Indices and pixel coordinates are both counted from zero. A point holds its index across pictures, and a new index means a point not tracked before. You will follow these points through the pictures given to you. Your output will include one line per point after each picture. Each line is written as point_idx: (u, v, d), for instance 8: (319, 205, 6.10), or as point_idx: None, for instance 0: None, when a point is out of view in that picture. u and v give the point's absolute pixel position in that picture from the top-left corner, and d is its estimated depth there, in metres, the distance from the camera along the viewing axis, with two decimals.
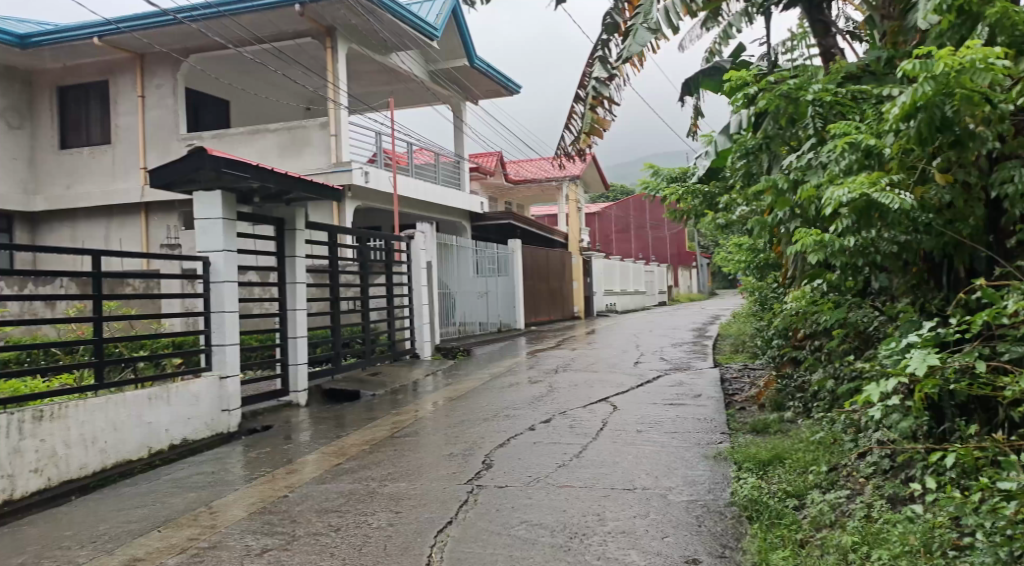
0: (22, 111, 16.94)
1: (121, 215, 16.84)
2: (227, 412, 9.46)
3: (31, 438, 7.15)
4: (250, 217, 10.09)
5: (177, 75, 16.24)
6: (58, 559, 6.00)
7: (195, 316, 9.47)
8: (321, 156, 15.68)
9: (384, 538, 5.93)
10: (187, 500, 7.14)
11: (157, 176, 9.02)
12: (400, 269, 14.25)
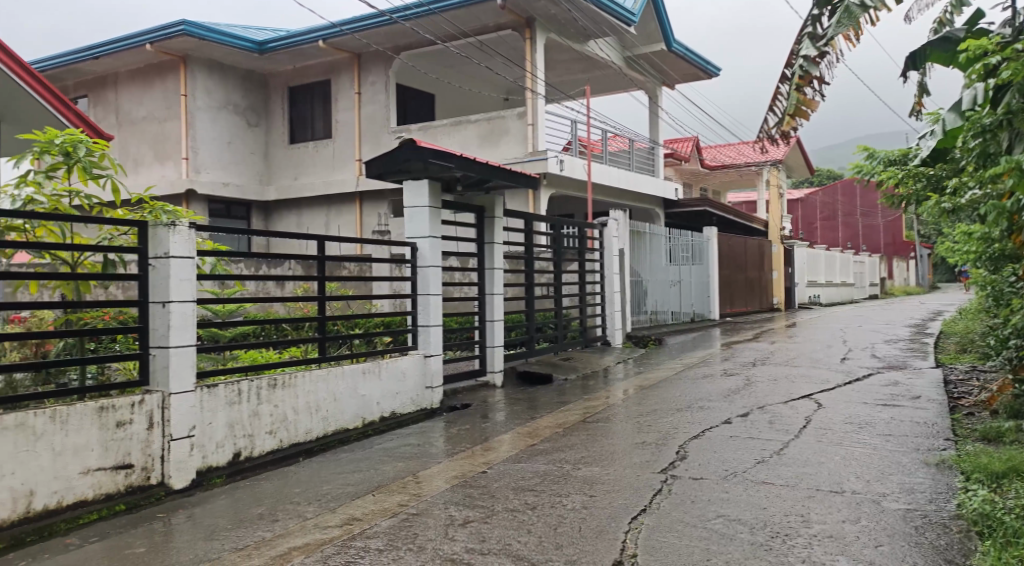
0: (258, 110, 18.58)
1: (337, 202, 18.03)
2: (430, 389, 9.97)
3: (267, 403, 7.87)
4: (453, 205, 10.44)
5: (389, 71, 17.16)
6: (289, 513, 6.59)
7: (403, 297, 10.01)
8: (518, 144, 16.02)
9: (579, 520, 6.07)
10: (396, 469, 7.62)
11: (372, 166, 9.58)
12: (594, 256, 14.37)
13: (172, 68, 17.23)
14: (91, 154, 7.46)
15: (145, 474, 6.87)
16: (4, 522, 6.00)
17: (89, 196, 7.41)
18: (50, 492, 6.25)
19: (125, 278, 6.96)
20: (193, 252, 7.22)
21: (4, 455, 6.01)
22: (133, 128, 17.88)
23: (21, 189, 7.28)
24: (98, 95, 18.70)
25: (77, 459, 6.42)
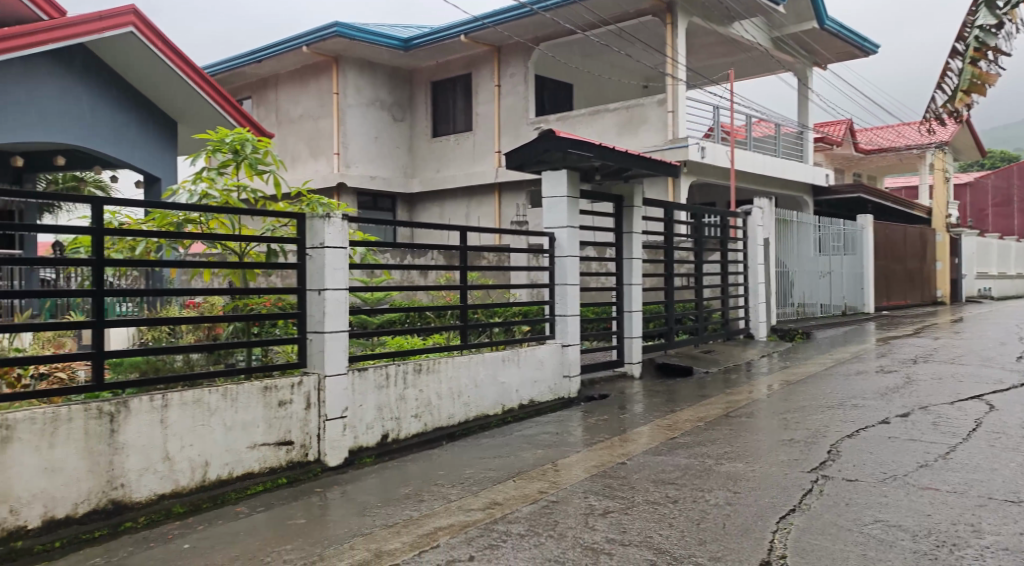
0: (404, 105, 19.15)
1: (477, 194, 18.30)
2: (567, 378, 10.02)
3: (412, 388, 8.13)
4: (591, 194, 10.43)
5: (528, 63, 17.26)
6: (434, 494, 6.79)
7: (541, 287, 10.09)
8: (657, 133, 15.81)
9: (722, 516, 5.96)
10: (536, 456, 7.70)
11: (512, 157, 9.68)
12: (737, 246, 14.02)
13: (325, 68, 18.05)
14: (256, 151, 7.94)
15: (304, 450, 7.27)
16: (184, 489, 6.46)
17: (254, 191, 7.89)
18: (222, 463, 6.70)
19: (286, 266, 7.36)
20: (345, 242, 7.54)
21: (184, 428, 6.48)
22: (291, 126, 18.90)
23: (197, 184, 7.82)
24: (260, 96, 19.83)
25: (245, 435, 6.86)
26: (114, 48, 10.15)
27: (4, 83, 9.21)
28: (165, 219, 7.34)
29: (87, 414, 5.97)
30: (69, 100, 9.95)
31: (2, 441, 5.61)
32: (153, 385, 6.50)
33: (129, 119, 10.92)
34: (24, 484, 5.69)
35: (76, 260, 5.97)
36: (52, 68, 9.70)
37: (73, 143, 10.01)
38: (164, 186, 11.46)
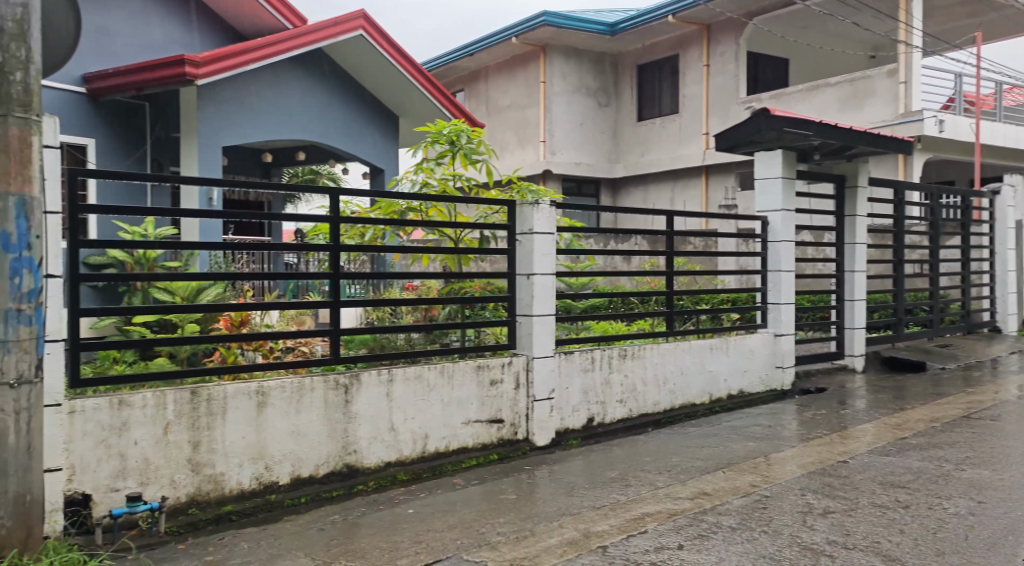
0: (609, 90, 19.10)
1: (685, 177, 17.91)
2: (781, 369, 9.66)
3: (617, 372, 8.15)
4: (808, 174, 9.94)
5: (740, 40, 16.60)
6: (641, 479, 6.77)
7: (752, 273, 9.75)
8: (887, 106, 14.76)
9: (963, 526, 5.53)
10: (748, 448, 7.48)
11: (724, 138, 9.39)
12: (982, 230, 12.92)
13: (533, 57, 18.39)
14: (470, 141, 8.15)
15: (513, 429, 7.49)
16: (407, 458, 6.89)
17: (468, 180, 8.13)
18: (440, 437, 7.06)
19: (497, 252, 7.56)
20: (553, 228, 7.65)
21: (407, 401, 6.88)
22: (500, 116, 19.46)
23: (417, 174, 8.20)
24: (472, 89, 20.51)
25: (460, 411, 7.19)
26: (345, 50, 10.82)
27: (255, 89, 10.20)
28: (390, 208, 7.73)
29: (327, 385, 6.46)
30: (308, 101, 10.83)
31: (259, 405, 6.17)
32: (380, 361, 6.93)
33: (358, 115, 11.65)
34: (276, 445, 6.24)
35: (316, 245, 6.43)
36: (291, 70, 10.59)
37: (310, 139, 10.89)
38: (387, 177, 12.14)
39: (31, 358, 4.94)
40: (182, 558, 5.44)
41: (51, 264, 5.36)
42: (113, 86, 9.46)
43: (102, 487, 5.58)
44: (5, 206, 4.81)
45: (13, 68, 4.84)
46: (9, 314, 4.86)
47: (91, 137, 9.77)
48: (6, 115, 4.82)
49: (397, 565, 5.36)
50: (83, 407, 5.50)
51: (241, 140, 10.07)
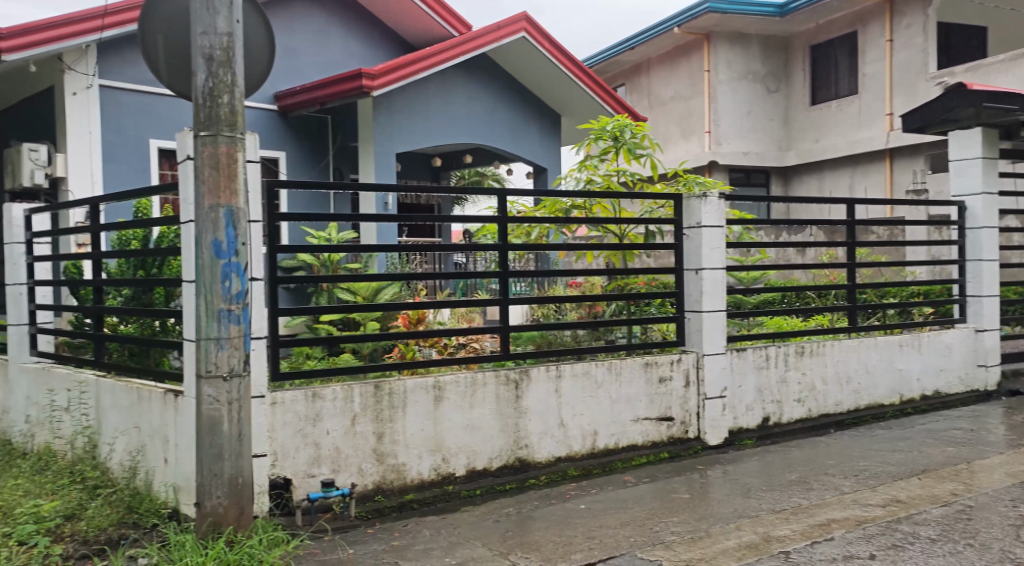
0: (779, 75, 18.34)
1: (866, 162, 16.86)
2: (984, 368, 8.93)
3: (794, 370, 7.79)
4: (1013, 152, 9.12)
5: (928, 11, 15.48)
6: (825, 483, 6.42)
7: (948, 264, 9.05)
8: None
9: None
10: (947, 454, 6.94)
11: (914, 118, 8.76)
12: None
13: (697, 46, 17.95)
14: (635, 136, 7.96)
15: (684, 427, 7.32)
16: (578, 454, 6.90)
17: (633, 175, 7.95)
18: (609, 433, 7.02)
19: (666, 248, 7.37)
20: (722, 221, 7.38)
21: (576, 398, 6.89)
22: (663, 108, 19.14)
23: (582, 172, 8.10)
24: (635, 82, 20.24)
25: (629, 408, 7.11)
26: (509, 53, 10.88)
27: (425, 95, 10.49)
28: (555, 206, 7.64)
29: (498, 380, 6.58)
30: (473, 104, 11.01)
31: (436, 400, 6.34)
32: (548, 357, 6.96)
33: (522, 114, 11.72)
34: (452, 437, 6.41)
35: (485, 245, 6.46)
36: (459, 74, 10.82)
37: (475, 142, 11.06)
38: (550, 177, 12.10)
39: (241, 353, 5.26)
40: (371, 541, 5.67)
41: (256, 269, 5.68)
42: (300, 102, 9.95)
43: (301, 472, 5.90)
44: (216, 217, 5.19)
45: (221, 91, 5.24)
46: (222, 314, 5.22)
47: (282, 150, 10.39)
48: (216, 135, 5.23)
49: (570, 560, 5.33)
50: (284, 399, 5.83)
51: (413, 146, 10.37)
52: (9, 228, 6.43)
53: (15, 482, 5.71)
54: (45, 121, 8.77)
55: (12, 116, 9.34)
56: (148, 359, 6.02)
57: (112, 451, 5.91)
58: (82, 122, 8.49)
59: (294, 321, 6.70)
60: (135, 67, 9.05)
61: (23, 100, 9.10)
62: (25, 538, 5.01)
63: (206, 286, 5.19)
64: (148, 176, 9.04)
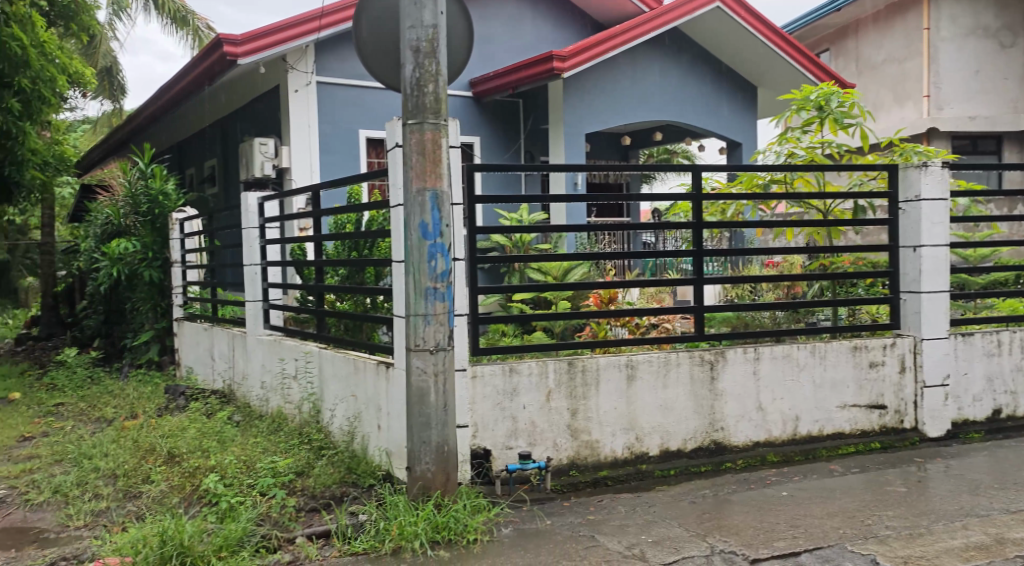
0: (1016, 28, 16.72)
1: None
2: None
3: None
4: None
5: None
6: None
7: None
8: None
9: None
10: None
11: None
12: None
13: (915, 3, 16.75)
14: (842, 104, 7.50)
15: (899, 417, 7.00)
16: (777, 439, 6.78)
17: (840, 147, 7.50)
18: (813, 419, 6.84)
19: (878, 222, 7.00)
20: (946, 192, 6.92)
21: (776, 380, 6.76)
22: (874, 73, 18.02)
23: (783, 145, 7.76)
24: (843, 48, 19.09)
25: (835, 394, 6.87)
26: (705, 24, 10.63)
27: (615, 74, 10.53)
28: (751, 181, 7.36)
29: (692, 360, 6.57)
30: (664, 81, 10.91)
31: (629, 378, 6.44)
32: (744, 338, 6.85)
33: (720, 90, 11.46)
34: (646, 416, 6.49)
35: (679, 224, 6.32)
36: (649, 54, 10.77)
37: (668, 119, 10.93)
38: (745, 152, 11.68)
39: (446, 329, 5.64)
40: (568, 514, 5.88)
41: (458, 249, 5.98)
42: (493, 88, 10.25)
43: (499, 444, 6.18)
44: (423, 201, 5.56)
45: (427, 81, 5.58)
46: (428, 292, 5.62)
47: (476, 135, 10.75)
48: (422, 122, 5.57)
49: (776, 546, 5.29)
50: (483, 372, 6.11)
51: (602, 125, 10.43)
52: (245, 215, 7.11)
53: (254, 439, 6.39)
54: (270, 118, 9.62)
55: (244, 113, 10.30)
56: (361, 333, 6.55)
57: (333, 417, 6.41)
58: (302, 117, 9.22)
59: (490, 298, 6.97)
60: (348, 62, 9.65)
61: (254, 98, 10.01)
62: (265, 489, 5.71)
63: (415, 266, 5.58)
64: (356, 163, 9.56)
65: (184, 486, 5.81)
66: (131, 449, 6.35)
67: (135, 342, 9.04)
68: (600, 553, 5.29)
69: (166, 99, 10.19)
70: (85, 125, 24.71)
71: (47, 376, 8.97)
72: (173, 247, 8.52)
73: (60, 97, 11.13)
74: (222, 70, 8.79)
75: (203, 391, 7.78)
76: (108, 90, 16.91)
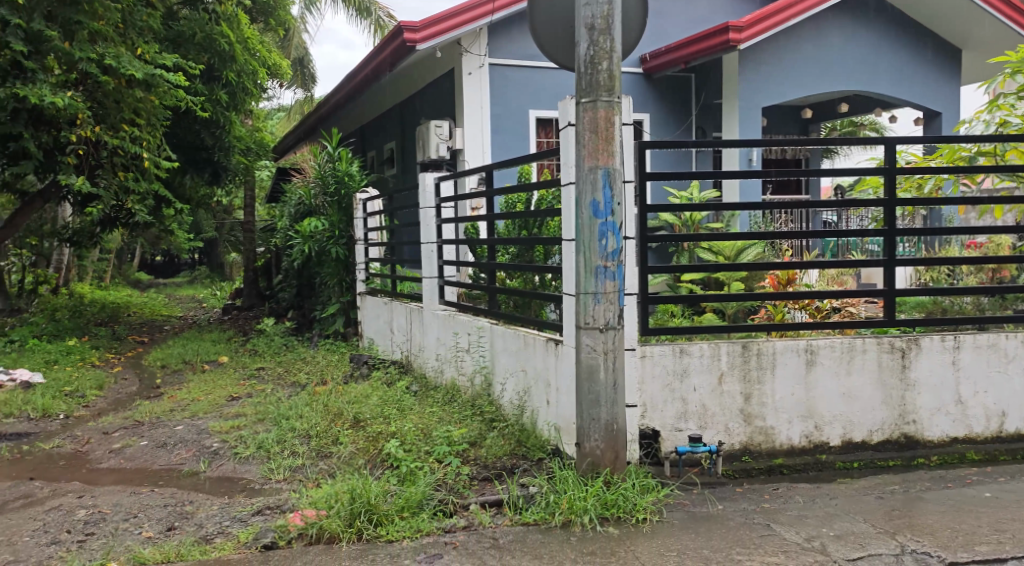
0: None
1: None
2: None
3: None
4: None
5: None
6: None
7: None
8: None
9: None
10: None
11: None
12: None
13: None
14: None
15: None
16: (979, 437, 6.33)
17: None
18: (1022, 417, 6.37)
19: None
20: None
21: (978, 372, 6.30)
22: None
23: (993, 113, 7.08)
24: None
25: None
26: None
27: (797, 44, 9.98)
28: (954, 155, 6.81)
29: (881, 347, 6.20)
30: (855, 47, 10.20)
31: (808, 363, 6.18)
32: (941, 325, 6.40)
33: (928, 56, 10.57)
34: (828, 405, 6.21)
35: (869, 201, 5.90)
36: (839, 20, 10.11)
37: (858, 89, 10.23)
38: (944, 122, 10.64)
39: (616, 307, 5.65)
40: (741, 500, 5.74)
41: (630, 228, 5.93)
42: (664, 63, 10.01)
43: (669, 425, 6.12)
44: (595, 178, 5.58)
45: (601, 58, 5.57)
46: (599, 270, 5.65)
47: (648, 112, 10.56)
48: (595, 100, 5.57)
49: (976, 551, 4.97)
50: (653, 352, 6.06)
51: (780, 99, 9.95)
52: (424, 193, 7.44)
53: (432, 409, 6.74)
54: (446, 101, 9.93)
55: (423, 97, 10.68)
56: (530, 310, 6.71)
57: (504, 390, 6.62)
58: (475, 97, 9.46)
59: (658, 279, 6.90)
60: (520, 43, 9.79)
61: (432, 82, 10.37)
62: (441, 456, 6.01)
63: (586, 244, 5.62)
64: (525, 143, 9.74)
65: (369, 449, 6.23)
66: (322, 412, 6.90)
67: (324, 314, 9.75)
68: (777, 543, 5.15)
69: (352, 85, 10.75)
70: (281, 113, 26.69)
71: (250, 343, 9.99)
72: (358, 226, 9.10)
73: (259, 88, 12.64)
74: (401, 56, 9.20)
75: (384, 361, 8.26)
76: (300, 80, 18.35)
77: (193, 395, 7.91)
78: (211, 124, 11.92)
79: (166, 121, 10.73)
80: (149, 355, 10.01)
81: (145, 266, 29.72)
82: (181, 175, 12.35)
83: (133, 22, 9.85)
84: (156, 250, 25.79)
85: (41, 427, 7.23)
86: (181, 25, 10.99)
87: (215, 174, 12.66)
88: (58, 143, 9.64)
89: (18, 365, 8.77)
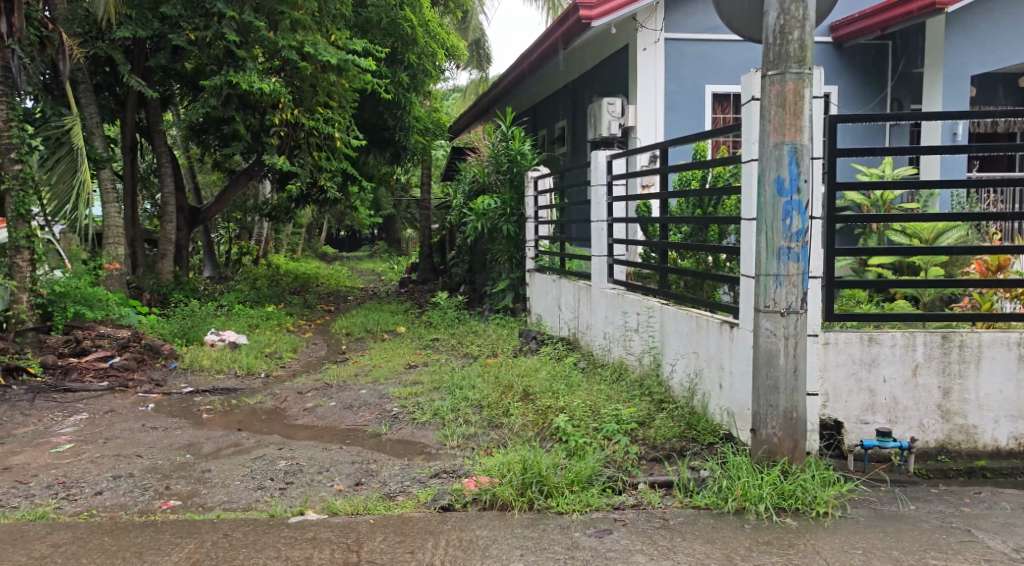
0: None
1: None
2: None
3: None
4: None
5: None
6: None
7: None
8: None
9: None
10: None
11: None
12: None
13: None
14: None
15: None
16: None
17: None
18: None
19: None
20: None
21: None
22: None
23: None
24: None
25: None
26: None
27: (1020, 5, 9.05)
28: None
29: None
30: None
31: (1021, 358, 5.60)
32: None
33: None
34: None
35: None
36: None
37: None
38: None
39: (799, 291, 5.33)
40: (936, 501, 5.29)
41: (816, 207, 5.56)
42: (858, 30, 9.21)
43: (853, 417, 5.70)
44: (780, 155, 5.26)
45: (792, 27, 5.21)
46: (782, 252, 5.34)
47: (859, 78, 9.73)
48: (784, 73, 5.24)
49: None
50: (837, 339, 5.65)
51: (997, 65, 9.01)
52: (596, 172, 7.41)
53: (600, 387, 6.71)
54: (621, 76, 9.70)
55: (596, 74, 10.51)
56: (703, 291, 6.52)
57: (674, 371, 6.48)
58: (649, 74, 9.22)
59: (843, 261, 6.68)
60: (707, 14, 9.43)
61: (604, 60, 10.21)
62: (610, 434, 5.96)
63: (768, 224, 5.33)
64: (700, 122, 9.37)
65: (539, 422, 6.33)
66: (494, 383, 7.12)
67: (495, 290, 9.99)
68: (980, 550, 4.72)
69: (528, 63, 10.77)
70: (453, 94, 27.66)
71: (426, 314, 10.42)
72: (528, 204, 9.16)
73: (438, 69, 13.21)
74: (578, 32, 9.10)
75: (552, 337, 8.35)
76: (475, 61, 18.84)
77: (374, 361, 8.42)
78: (393, 104, 12.46)
79: (354, 103, 11.39)
80: (335, 323, 10.76)
81: (331, 241, 31.82)
82: (366, 154, 12.89)
83: (328, 10, 10.47)
84: (341, 224, 27.39)
85: (246, 384, 7.98)
86: (369, 12, 11.49)
87: (395, 154, 13.19)
88: (263, 125, 10.45)
89: (226, 327, 9.68)
